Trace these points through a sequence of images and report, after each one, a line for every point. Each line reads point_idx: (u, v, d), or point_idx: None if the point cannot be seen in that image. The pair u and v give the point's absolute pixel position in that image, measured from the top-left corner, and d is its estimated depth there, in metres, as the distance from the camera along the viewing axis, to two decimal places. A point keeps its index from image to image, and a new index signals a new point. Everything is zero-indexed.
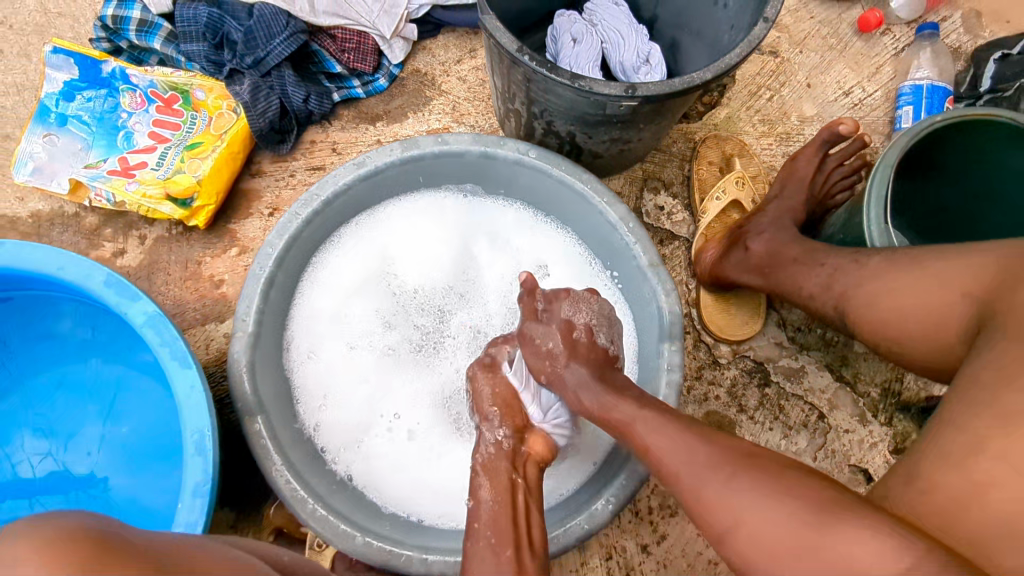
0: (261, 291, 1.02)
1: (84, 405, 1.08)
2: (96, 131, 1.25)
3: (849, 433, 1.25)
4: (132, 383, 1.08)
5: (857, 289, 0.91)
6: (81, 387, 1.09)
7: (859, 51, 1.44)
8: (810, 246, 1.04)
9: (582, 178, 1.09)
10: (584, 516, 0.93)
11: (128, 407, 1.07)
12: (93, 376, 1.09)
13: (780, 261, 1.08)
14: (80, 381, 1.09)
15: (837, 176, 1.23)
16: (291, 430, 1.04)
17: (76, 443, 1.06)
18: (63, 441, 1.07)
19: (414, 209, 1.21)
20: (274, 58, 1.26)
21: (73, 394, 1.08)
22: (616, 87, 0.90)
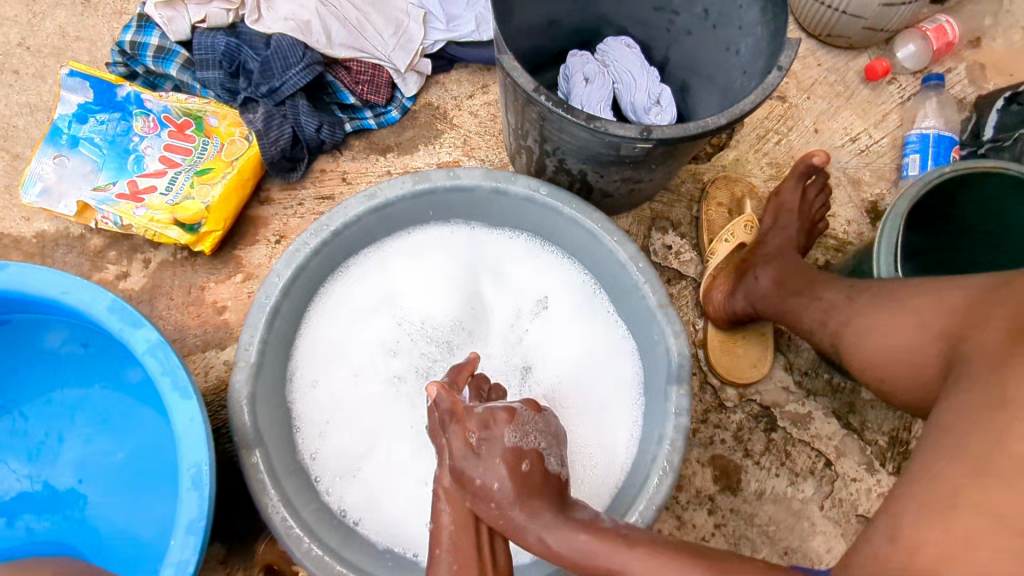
0: (266, 320, 1.01)
1: (76, 431, 1.05)
2: (106, 154, 1.24)
3: (856, 481, 1.22)
4: (127, 411, 1.05)
5: (858, 333, 0.90)
6: (74, 413, 1.06)
7: (866, 99, 1.46)
8: (816, 287, 1.03)
9: (592, 217, 1.08)
10: None
11: (121, 434, 1.04)
12: (87, 402, 1.06)
13: (783, 295, 1.08)
14: (73, 406, 1.06)
15: (816, 205, 1.24)
16: (289, 463, 1.02)
17: (65, 471, 1.04)
18: (53, 468, 1.04)
19: (423, 240, 1.20)
20: (289, 87, 1.27)
21: (64, 419, 1.06)
22: (632, 129, 0.90)
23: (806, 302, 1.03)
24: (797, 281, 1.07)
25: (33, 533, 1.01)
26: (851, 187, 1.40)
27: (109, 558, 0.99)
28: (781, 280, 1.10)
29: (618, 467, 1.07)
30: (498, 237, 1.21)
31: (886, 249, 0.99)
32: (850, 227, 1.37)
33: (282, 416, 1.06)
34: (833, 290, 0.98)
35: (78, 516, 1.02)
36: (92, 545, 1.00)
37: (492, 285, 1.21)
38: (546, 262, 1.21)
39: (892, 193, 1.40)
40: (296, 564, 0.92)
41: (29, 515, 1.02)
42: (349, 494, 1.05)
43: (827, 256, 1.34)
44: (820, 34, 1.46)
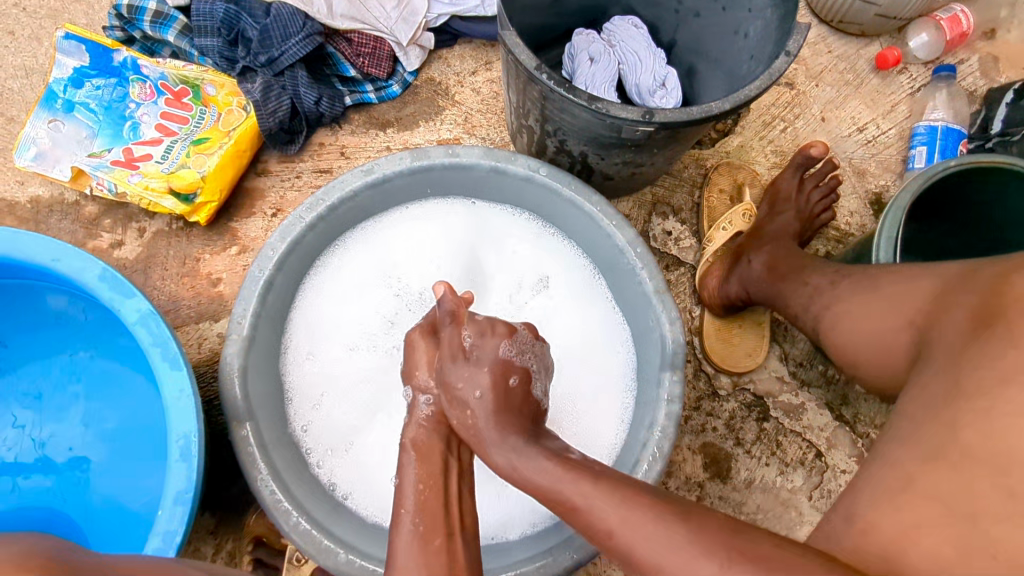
0: (259, 294, 1.01)
1: (66, 399, 1.05)
2: (102, 120, 1.23)
3: (846, 473, 1.22)
4: (120, 380, 1.05)
5: (842, 317, 0.88)
6: (66, 379, 1.06)
7: (875, 88, 1.43)
8: (808, 275, 1.02)
9: (591, 200, 1.07)
10: (575, 546, 0.91)
11: (113, 403, 1.04)
12: (78, 370, 1.06)
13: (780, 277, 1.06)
14: (64, 374, 1.06)
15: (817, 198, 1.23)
16: (280, 436, 1.02)
17: (59, 436, 1.04)
18: (45, 434, 1.04)
19: (423, 216, 1.19)
20: (288, 57, 1.24)
21: (57, 385, 1.06)
22: (634, 111, 0.88)
23: (793, 288, 1.02)
24: (790, 268, 1.06)
25: (24, 497, 1.01)
26: (856, 178, 1.38)
27: (98, 523, 0.99)
28: (771, 266, 1.09)
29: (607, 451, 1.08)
30: (499, 216, 1.20)
31: (888, 242, 0.97)
32: (853, 219, 1.36)
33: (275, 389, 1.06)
34: (823, 277, 0.97)
35: (70, 482, 1.02)
36: (83, 510, 1.00)
37: (492, 264, 1.19)
38: (547, 242, 1.19)
39: (897, 186, 1.38)
40: (284, 536, 0.92)
41: (22, 480, 1.02)
42: (340, 467, 1.05)
43: (828, 247, 1.33)
44: (832, 20, 1.43)
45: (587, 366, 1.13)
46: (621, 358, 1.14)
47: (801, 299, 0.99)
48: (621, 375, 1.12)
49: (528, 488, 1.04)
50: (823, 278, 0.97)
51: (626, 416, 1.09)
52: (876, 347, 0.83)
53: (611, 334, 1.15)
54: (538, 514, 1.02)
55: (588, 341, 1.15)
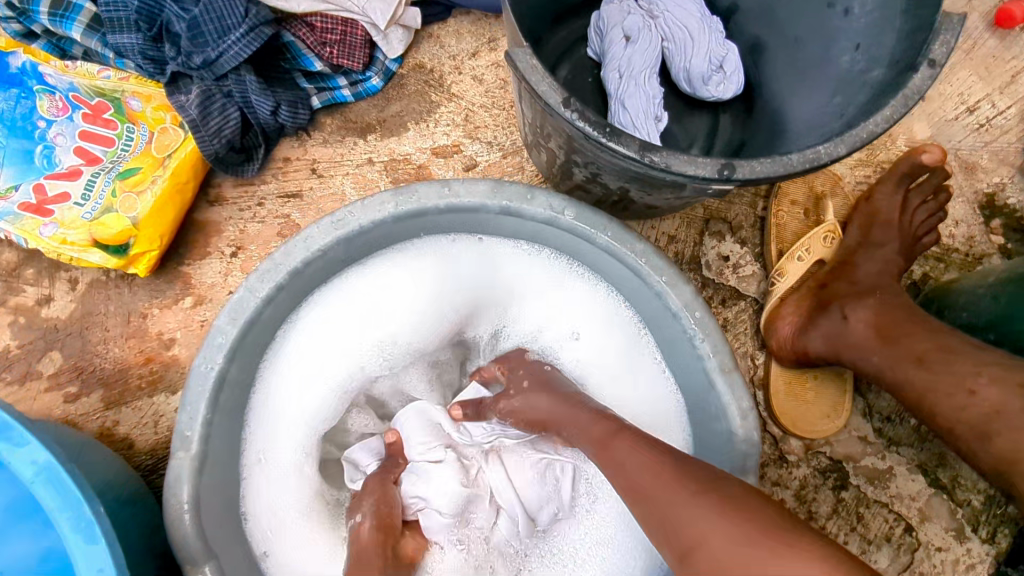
0: (208, 398, 0.78)
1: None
2: (5, 144, 0.95)
3: (942, 551, 1.01)
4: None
5: None
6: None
7: (991, 53, 1.11)
8: (956, 360, 0.79)
9: (634, 249, 0.81)
10: None
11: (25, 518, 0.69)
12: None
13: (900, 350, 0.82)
14: None
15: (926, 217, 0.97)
16: (245, 566, 0.81)
17: None
18: None
19: (409, 263, 0.92)
20: (229, 59, 0.96)
21: None
22: (706, 164, 0.62)
23: (940, 377, 0.79)
24: (918, 342, 0.83)
25: None
26: (964, 175, 1.09)
27: None
28: (883, 328, 0.86)
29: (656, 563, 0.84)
30: (509, 256, 0.93)
31: None
32: (959, 229, 1.07)
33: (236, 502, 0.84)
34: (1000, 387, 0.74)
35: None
36: None
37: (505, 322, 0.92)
38: (569, 287, 0.93)
39: (1015, 184, 1.09)
40: None
41: None
42: None
43: (927, 269, 1.06)
44: None
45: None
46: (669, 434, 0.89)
47: (954, 403, 0.78)
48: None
49: None
50: (1006, 392, 0.74)
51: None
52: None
53: (658, 405, 0.90)
54: None
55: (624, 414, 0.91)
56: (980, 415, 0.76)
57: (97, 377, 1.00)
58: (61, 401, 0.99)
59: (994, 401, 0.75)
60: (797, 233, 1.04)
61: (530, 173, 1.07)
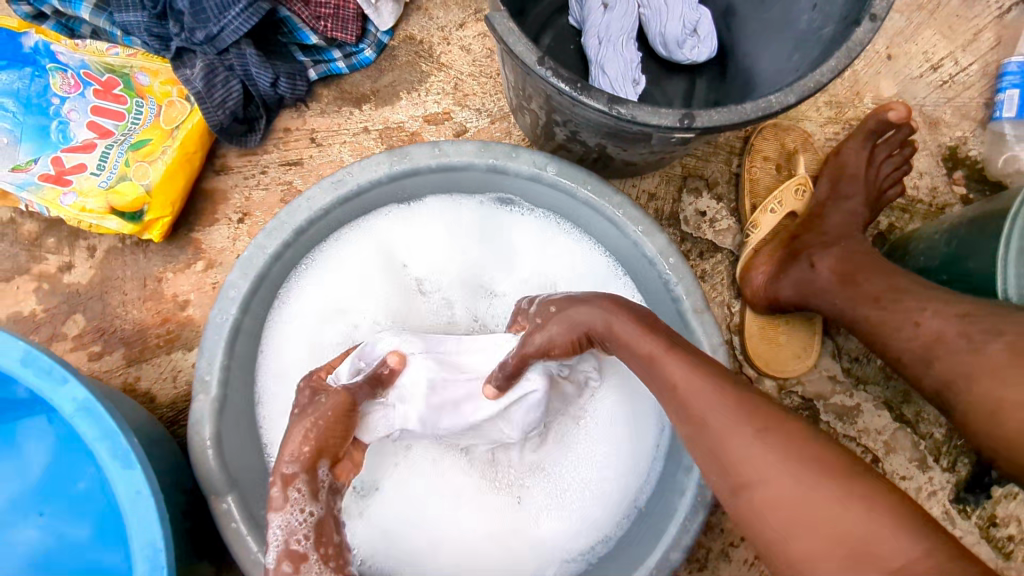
0: (225, 345, 0.85)
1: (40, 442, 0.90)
2: (23, 120, 1.01)
3: (905, 479, 1.09)
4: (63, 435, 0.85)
5: None
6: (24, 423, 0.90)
7: (955, 12, 1.17)
8: (905, 298, 0.85)
9: (612, 201, 0.88)
10: None
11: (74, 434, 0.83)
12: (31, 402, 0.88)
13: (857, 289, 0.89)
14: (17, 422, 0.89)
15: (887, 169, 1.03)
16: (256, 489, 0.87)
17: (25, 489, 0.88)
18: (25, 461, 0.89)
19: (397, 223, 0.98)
20: (230, 34, 1.02)
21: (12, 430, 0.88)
22: (669, 115, 0.68)
23: (889, 315, 0.86)
24: (875, 285, 0.89)
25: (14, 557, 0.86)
26: (928, 130, 1.15)
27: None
28: (846, 274, 0.92)
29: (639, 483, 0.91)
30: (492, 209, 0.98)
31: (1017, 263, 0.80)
32: (922, 181, 1.14)
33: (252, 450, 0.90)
34: (944, 318, 0.81)
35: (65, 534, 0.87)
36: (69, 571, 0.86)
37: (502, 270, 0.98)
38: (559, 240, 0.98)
39: (977, 137, 1.15)
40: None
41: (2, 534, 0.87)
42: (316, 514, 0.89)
43: (892, 219, 1.13)
44: None
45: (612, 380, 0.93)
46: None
47: (903, 336, 0.84)
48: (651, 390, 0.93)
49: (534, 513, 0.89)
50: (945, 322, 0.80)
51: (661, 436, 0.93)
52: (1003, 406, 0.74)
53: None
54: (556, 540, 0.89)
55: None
56: (924, 344, 0.82)
57: (118, 337, 1.07)
58: (86, 359, 1.07)
59: (936, 330, 0.81)
60: (769, 187, 1.10)
61: (517, 137, 1.13)
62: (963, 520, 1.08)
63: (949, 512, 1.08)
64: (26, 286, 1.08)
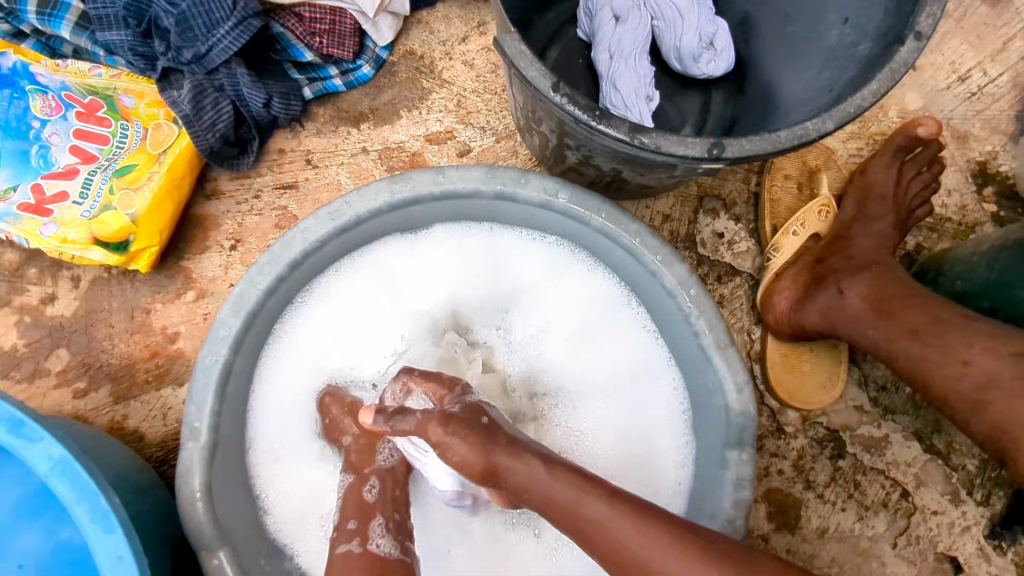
0: (215, 388, 0.79)
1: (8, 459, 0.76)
2: (0, 145, 0.95)
3: (938, 514, 1.03)
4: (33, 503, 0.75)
5: None
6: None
7: (982, 21, 1.11)
8: (950, 332, 0.80)
9: (629, 229, 0.82)
10: None
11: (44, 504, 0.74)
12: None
13: None
14: None
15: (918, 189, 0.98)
16: (248, 527, 0.83)
17: None
18: None
19: (398, 250, 0.94)
20: (219, 53, 0.96)
21: None
22: (695, 144, 0.62)
23: (933, 350, 0.81)
24: (915, 316, 0.83)
25: None
26: (956, 144, 1.09)
27: None
28: (879, 304, 0.86)
29: None
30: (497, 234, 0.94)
31: None
32: (951, 199, 1.08)
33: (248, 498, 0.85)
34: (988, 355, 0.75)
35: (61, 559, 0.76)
36: None
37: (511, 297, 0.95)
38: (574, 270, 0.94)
39: (1008, 152, 1.09)
40: None
41: None
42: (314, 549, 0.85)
43: (920, 239, 1.07)
44: None
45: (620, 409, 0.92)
46: (664, 398, 0.91)
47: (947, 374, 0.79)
48: (664, 420, 0.90)
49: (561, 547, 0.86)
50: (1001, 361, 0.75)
51: (680, 472, 0.88)
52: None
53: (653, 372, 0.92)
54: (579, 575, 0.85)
55: (621, 380, 0.93)
56: (974, 385, 0.77)
57: (104, 372, 1.01)
58: (70, 397, 1.01)
59: (986, 370, 0.77)
60: (790, 208, 1.04)
61: (524, 157, 1.08)
62: (998, 557, 1.02)
63: (984, 549, 1.03)
64: (7, 319, 1.02)
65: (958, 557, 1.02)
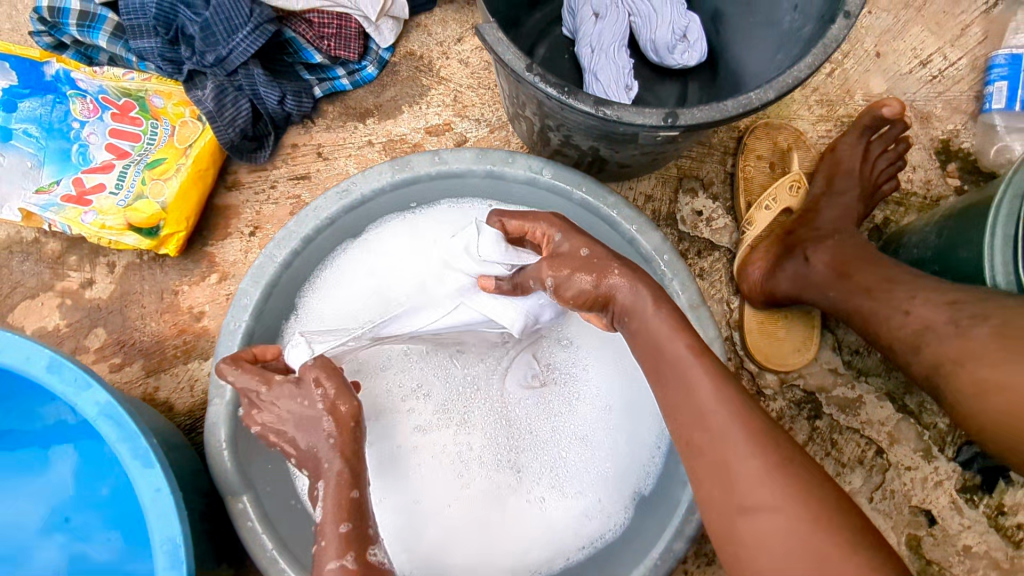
0: (238, 351, 0.89)
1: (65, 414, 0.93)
2: (46, 145, 1.07)
3: (911, 470, 1.09)
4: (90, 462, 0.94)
5: None
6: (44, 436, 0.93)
7: (941, 9, 1.19)
8: (895, 289, 0.87)
9: (607, 201, 0.91)
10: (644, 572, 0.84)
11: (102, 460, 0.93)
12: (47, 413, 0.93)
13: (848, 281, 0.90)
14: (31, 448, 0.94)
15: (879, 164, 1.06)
16: (270, 471, 0.91)
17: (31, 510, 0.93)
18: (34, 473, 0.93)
19: (402, 227, 1.00)
20: (239, 55, 1.06)
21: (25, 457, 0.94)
22: (653, 114, 0.71)
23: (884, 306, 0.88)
24: (868, 276, 0.91)
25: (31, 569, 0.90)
26: (919, 124, 1.17)
27: None
28: (839, 267, 0.94)
29: (641, 476, 0.93)
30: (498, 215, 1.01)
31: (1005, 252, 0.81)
32: (916, 175, 1.16)
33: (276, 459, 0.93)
34: (931, 305, 0.83)
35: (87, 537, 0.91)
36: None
37: None
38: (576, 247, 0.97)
39: (969, 130, 1.16)
40: None
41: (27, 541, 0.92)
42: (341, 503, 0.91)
43: (887, 213, 1.15)
44: None
45: (608, 371, 0.95)
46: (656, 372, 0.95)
47: (894, 324, 0.86)
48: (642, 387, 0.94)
49: (548, 503, 0.92)
50: (933, 310, 0.82)
51: (661, 436, 0.94)
52: (983, 389, 0.75)
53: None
54: (576, 528, 0.91)
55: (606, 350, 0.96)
56: (911, 331, 0.84)
57: (137, 348, 1.12)
58: (107, 371, 1.11)
59: (922, 319, 0.83)
60: (763, 185, 1.13)
61: (516, 145, 1.17)
62: (970, 510, 1.09)
63: (956, 502, 1.09)
64: (50, 302, 1.13)
65: (932, 510, 1.09)
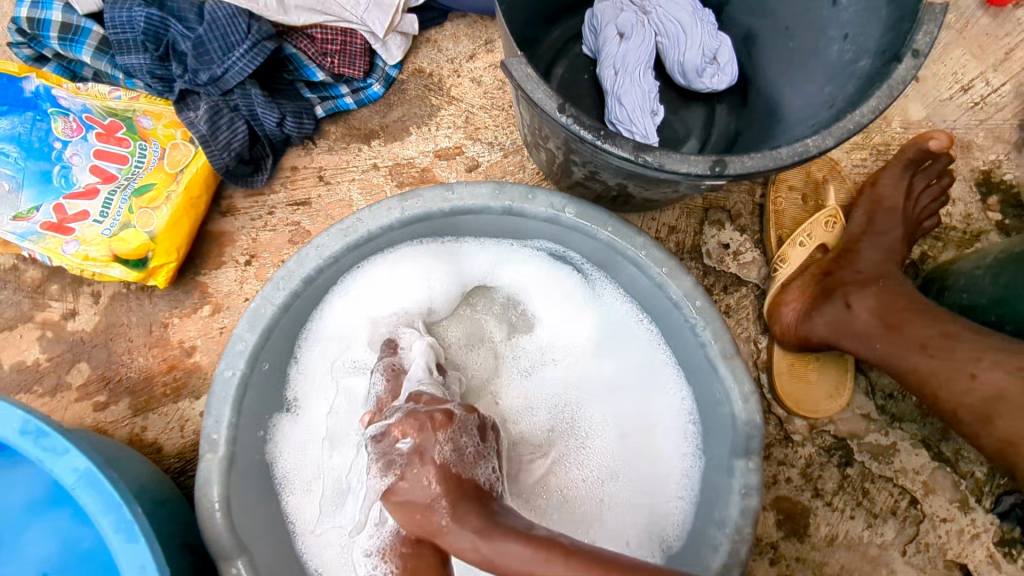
0: (233, 402, 0.81)
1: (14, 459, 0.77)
2: (25, 165, 0.98)
3: (947, 522, 1.03)
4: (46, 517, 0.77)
5: None
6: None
7: (984, 31, 1.12)
8: (948, 343, 0.82)
9: (635, 243, 0.84)
10: None
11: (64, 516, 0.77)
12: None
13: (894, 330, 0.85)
14: None
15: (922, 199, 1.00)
16: (263, 530, 0.84)
17: None
18: None
19: (379, 270, 0.93)
20: (234, 74, 0.99)
21: None
22: (699, 161, 0.64)
23: (933, 359, 0.82)
24: (915, 326, 0.85)
25: None
26: (960, 154, 1.10)
27: None
28: (883, 314, 0.88)
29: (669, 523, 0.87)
30: (498, 271, 0.97)
31: None
32: (956, 208, 1.09)
33: (275, 522, 0.87)
34: (994, 365, 0.78)
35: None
36: None
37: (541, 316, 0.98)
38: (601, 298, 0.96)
39: (1011, 161, 1.10)
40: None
41: None
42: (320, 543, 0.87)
43: (925, 248, 1.08)
44: None
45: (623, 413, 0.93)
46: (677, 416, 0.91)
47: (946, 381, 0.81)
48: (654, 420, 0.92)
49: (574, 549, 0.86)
50: (1008, 376, 0.76)
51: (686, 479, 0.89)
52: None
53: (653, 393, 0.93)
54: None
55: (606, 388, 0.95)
56: (983, 400, 0.79)
57: (124, 386, 1.04)
58: (91, 410, 1.03)
59: (987, 379, 0.78)
60: (795, 218, 1.06)
61: (531, 171, 1.09)
62: (1008, 564, 1.02)
63: (994, 556, 1.03)
64: (30, 334, 1.05)
65: (968, 565, 1.02)
